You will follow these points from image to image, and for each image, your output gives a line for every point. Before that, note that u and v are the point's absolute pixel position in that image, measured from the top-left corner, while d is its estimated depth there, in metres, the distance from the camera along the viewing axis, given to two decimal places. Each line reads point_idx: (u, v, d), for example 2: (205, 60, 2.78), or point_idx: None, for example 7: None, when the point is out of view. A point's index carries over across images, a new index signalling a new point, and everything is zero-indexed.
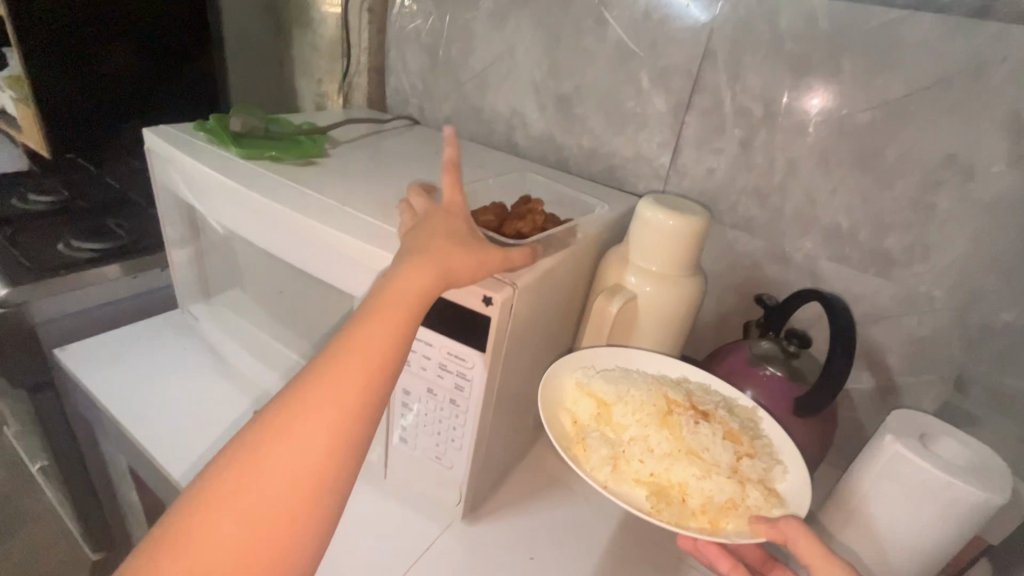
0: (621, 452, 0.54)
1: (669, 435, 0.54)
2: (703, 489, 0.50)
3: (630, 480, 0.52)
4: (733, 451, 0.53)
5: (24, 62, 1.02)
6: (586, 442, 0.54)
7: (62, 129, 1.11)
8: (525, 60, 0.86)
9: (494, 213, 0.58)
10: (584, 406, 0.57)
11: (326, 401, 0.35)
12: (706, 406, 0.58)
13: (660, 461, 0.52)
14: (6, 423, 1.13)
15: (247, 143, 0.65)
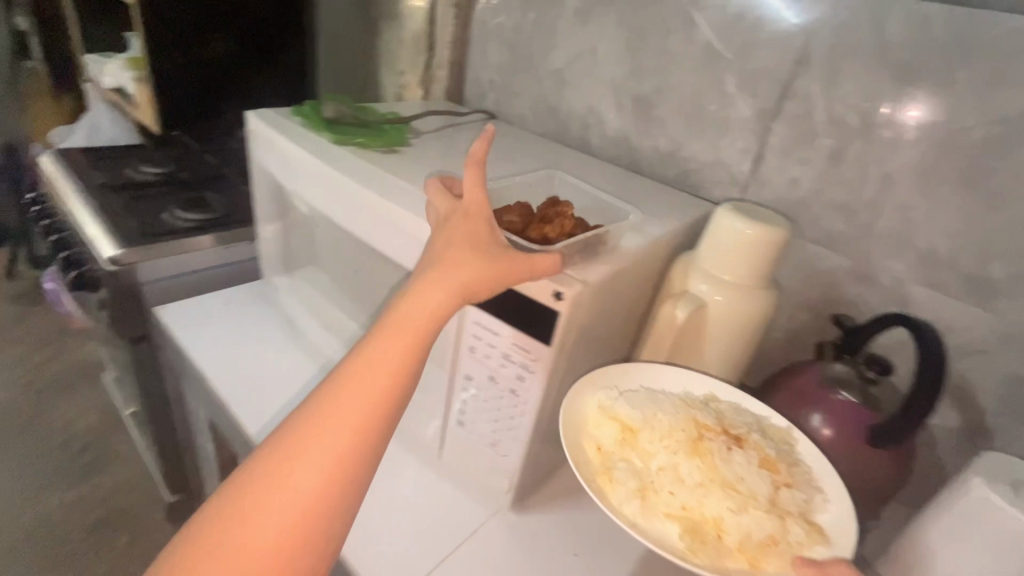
0: (650, 483, 0.52)
1: (700, 463, 0.52)
2: (740, 524, 0.49)
3: (660, 514, 0.50)
4: (771, 481, 0.52)
5: (146, 46, 1.13)
6: (613, 473, 0.52)
7: (172, 109, 1.22)
8: (606, 59, 0.86)
9: (519, 216, 0.55)
10: (607, 431, 0.55)
11: (336, 417, 0.37)
12: (739, 430, 0.56)
13: (692, 492, 0.51)
14: (107, 369, 1.26)
15: (338, 129, 0.69)
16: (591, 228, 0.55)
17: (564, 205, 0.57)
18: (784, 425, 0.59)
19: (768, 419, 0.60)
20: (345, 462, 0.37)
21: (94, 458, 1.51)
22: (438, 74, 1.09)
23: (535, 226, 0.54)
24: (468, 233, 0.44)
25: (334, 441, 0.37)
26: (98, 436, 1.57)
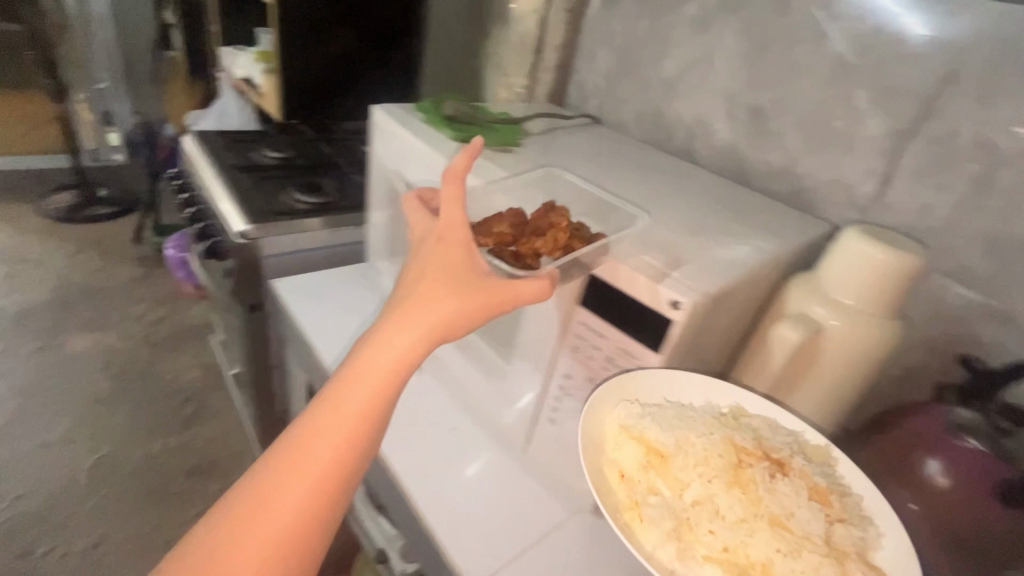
0: (685, 520, 0.47)
1: (741, 494, 0.47)
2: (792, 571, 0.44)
3: (699, 557, 0.46)
4: (825, 518, 0.47)
5: (279, 41, 1.23)
6: (643, 509, 0.48)
7: (294, 99, 1.34)
8: (722, 69, 0.84)
9: (510, 229, 0.56)
10: (630, 453, 0.51)
11: (312, 451, 0.39)
12: (781, 453, 0.51)
13: (734, 530, 0.46)
14: (217, 331, 1.39)
15: (457, 128, 0.72)
16: (588, 238, 0.55)
17: (560, 214, 0.57)
18: (821, 442, 0.55)
19: (804, 433, 0.56)
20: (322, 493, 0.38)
21: (196, 410, 1.68)
22: (543, 76, 1.11)
23: (524, 241, 0.55)
24: (444, 257, 0.43)
25: (310, 475, 0.38)
26: (201, 391, 1.74)
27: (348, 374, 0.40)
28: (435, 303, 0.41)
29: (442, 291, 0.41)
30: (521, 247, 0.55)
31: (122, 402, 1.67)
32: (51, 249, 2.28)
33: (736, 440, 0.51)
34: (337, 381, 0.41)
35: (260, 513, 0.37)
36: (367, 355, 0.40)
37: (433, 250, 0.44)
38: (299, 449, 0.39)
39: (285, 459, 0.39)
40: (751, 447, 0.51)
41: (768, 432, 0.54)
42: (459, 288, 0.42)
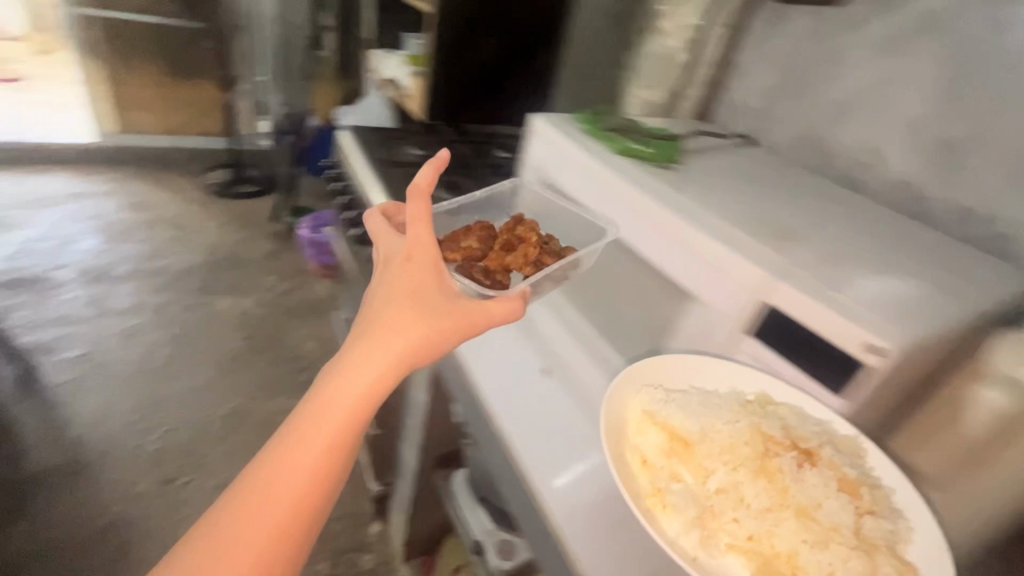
0: (709, 508, 0.49)
1: (767, 484, 0.49)
2: (821, 562, 0.44)
3: (723, 544, 0.47)
4: (853, 510, 0.48)
5: (433, 49, 1.32)
6: (667, 496, 0.49)
7: (439, 101, 1.41)
8: (907, 95, 0.77)
9: (478, 245, 0.71)
10: (652, 439, 0.54)
11: (302, 450, 0.46)
12: (810, 444, 0.53)
13: (759, 519, 0.47)
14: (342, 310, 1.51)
15: (619, 142, 0.73)
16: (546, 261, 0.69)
17: (529, 235, 0.71)
18: (852, 432, 0.55)
19: (834, 424, 0.55)
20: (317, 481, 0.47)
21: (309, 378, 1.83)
22: (689, 92, 1.08)
23: (491, 256, 0.69)
24: (419, 279, 0.51)
25: (301, 471, 0.46)
26: (315, 362, 1.90)
27: (330, 382, 0.47)
28: (411, 324, 0.49)
29: (420, 312, 0.49)
30: (486, 261, 0.69)
31: (252, 361, 1.87)
32: (205, 219, 2.59)
33: (763, 429, 0.53)
34: (320, 391, 0.48)
35: (259, 503, 0.45)
36: (347, 370, 0.48)
37: (406, 273, 0.51)
38: (288, 447, 0.47)
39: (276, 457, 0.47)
40: (778, 437, 0.53)
41: (796, 416, 0.55)
42: (430, 307, 0.50)
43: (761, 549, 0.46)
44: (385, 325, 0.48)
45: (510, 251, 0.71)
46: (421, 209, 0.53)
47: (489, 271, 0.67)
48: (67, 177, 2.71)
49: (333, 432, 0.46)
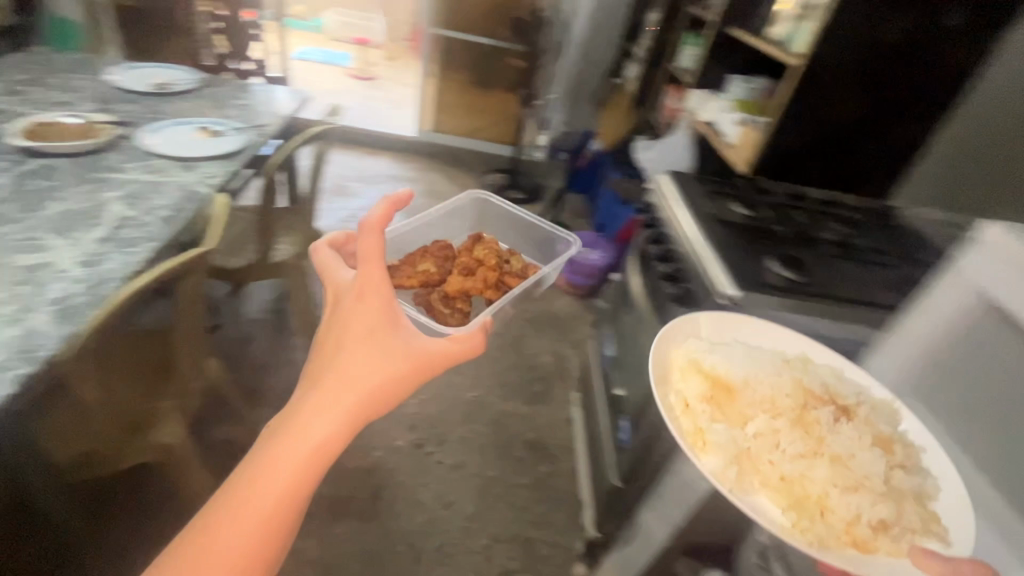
0: (748, 450, 0.65)
1: (804, 433, 0.69)
2: (845, 505, 0.59)
3: (764, 487, 0.61)
4: (885, 462, 0.64)
5: (785, 103, 1.25)
6: (708, 436, 0.65)
7: (770, 155, 1.31)
8: None
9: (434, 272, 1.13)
10: (694, 386, 0.72)
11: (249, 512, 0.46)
12: (847, 401, 0.73)
13: (794, 462, 0.64)
14: (604, 345, 1.49)
15: None
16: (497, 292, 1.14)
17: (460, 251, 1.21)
18: (884, 396, 0.74)
19: (871, 390, 0.75)
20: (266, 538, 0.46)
21: (545, 390, 1.89)
22: None
23: (449, 285, 1.13)
24: (374, 322, 0.49)
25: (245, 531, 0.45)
26: (551, 375, 1.96)
27: (275, 445, 0.46)
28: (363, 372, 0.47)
29: (372, 360, 0.47)
30: (448, 287, 1.13)
31: (498, 356, 2.01)
32: None
33: (805, 385, 0.74)
34: (263, 449, 0.47)
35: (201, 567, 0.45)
36: (291, 431, 0.46)
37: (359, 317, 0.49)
38: (233, 504, 0.46)
39: (219, 518, 0.46)
40: (818, 396, 0.73)
41: (835, 382, 0.75)
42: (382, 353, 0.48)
43: (793, 488, 0.61)
44: (326, 382, 0.46)
45: (468, 277, 1.16)
46: (374, 244, 0.51)
47: (446, 298, 1.11)
48: (386, 160, 3.27)
49: (273, 501, 0.46)
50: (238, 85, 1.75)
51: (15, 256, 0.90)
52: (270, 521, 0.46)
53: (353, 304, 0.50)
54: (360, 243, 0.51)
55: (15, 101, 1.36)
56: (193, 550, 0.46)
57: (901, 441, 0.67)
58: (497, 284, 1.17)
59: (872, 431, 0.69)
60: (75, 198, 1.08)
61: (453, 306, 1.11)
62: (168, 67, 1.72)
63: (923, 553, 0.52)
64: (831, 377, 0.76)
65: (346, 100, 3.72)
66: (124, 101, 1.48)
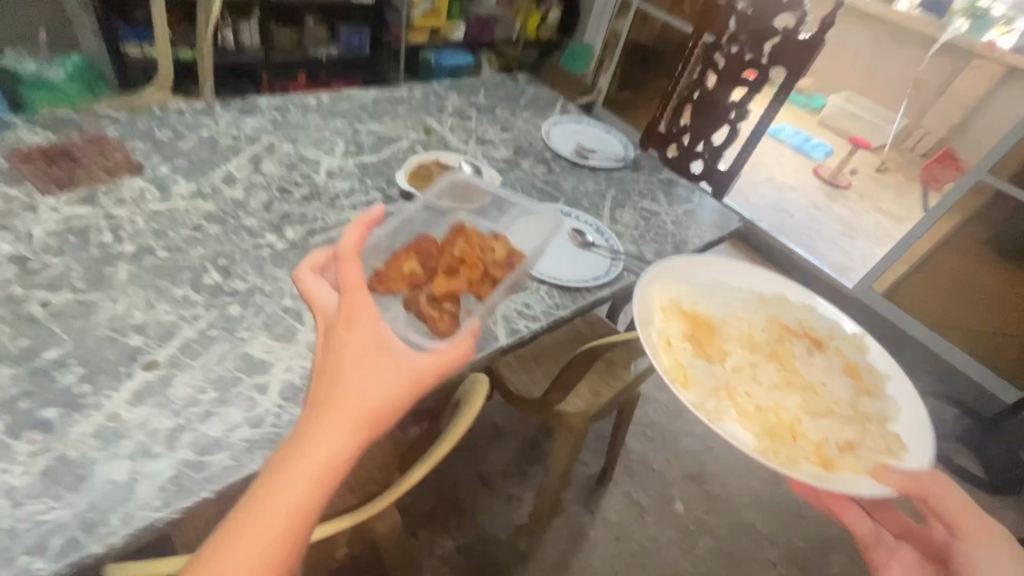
0: (729, 387, 0.85)
1: (777, 368, 0.91)
2: (813, 435, 0.81)
3: (753, 415, 0.82)
4: (853, 396, 0.90)
5: None
6: (688, 373, 0.84)
7: None
8: None
9: (419, 273, 0.86)
10: (674, 328, 0.91)
11: (277, 500, 0.49)
12: (818, 336, 1.00)
13: (768, 397, 0.86)
14: None
15: None
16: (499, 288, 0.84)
17: (456, 232, 0.93)
18: (858, 334, 1.01)
19: (838, 323, 1.05)
20: (298, 518, 0.49)
21: None
22: None
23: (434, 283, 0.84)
24: (366, 337, 0.57)
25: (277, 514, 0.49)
26: None
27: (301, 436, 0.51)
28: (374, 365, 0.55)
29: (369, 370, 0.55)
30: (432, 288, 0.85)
31: None
32: None
33: (778, 324, 1.00)
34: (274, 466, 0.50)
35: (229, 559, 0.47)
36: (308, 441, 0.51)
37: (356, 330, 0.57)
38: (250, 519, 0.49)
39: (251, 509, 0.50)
40: (791, 333, 0.99)
41: (811, 322, 1.01)
42: (382, 356, 0.56)
43: (766, 417, 0.82)
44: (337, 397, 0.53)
45: (452, 275, 0.87)
46: (355, 273, 0.61)
47: (433, 300, 0.83)
48: None
49: (294, 499, 0.49)
50: (664, 180, 1.35)
51: (255, 335, 0.72)
52: (292, 525, 0.49)
53: (349, 325, 0.57)
54: (343, 271, 0.61)
55: (453, 126, 1.32)
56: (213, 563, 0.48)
57: (867, 371, 0.95)
58: (485, 278, 0.87)
59: (839, 362, 0.97)
60: (381, 274, 0.87)
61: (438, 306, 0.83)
62: (608, 131, 1.46)
63: (887, 471, 0.68)
64: (805, 317, 1.04)
65: (789, 202, 3.01)
66: (537, 159, 1.29)
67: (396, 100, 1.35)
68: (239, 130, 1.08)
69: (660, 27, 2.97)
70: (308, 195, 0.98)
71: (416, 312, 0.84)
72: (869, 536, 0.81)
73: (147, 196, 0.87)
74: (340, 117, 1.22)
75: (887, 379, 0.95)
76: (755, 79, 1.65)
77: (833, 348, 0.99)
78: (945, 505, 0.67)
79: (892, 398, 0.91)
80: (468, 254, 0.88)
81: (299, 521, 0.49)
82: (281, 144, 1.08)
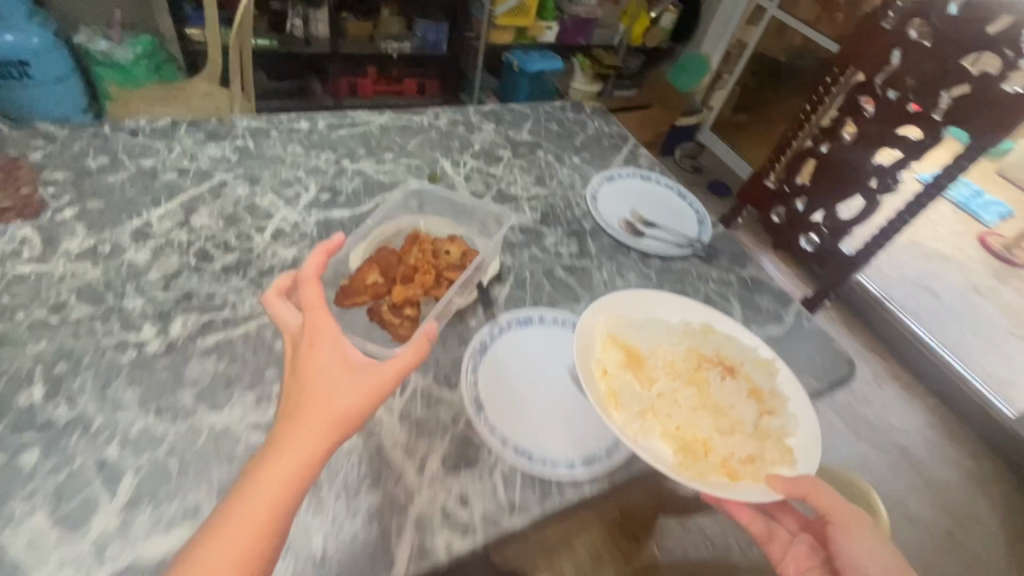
0: (651, 408, 0.69)
1: (694, 388, 0.75)
2: (723, 448, 0.67)
3: (664, 435, 0.67)
4: (757, 410, 0.73)
5: None
6: (618, 397, 0.69)
7: None
8: None
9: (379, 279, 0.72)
10: (613, 356, 0.73)
11: (247, 516, 0.45)
12: (733, 361, 0.79)
13: (685, 414, 0.71)
14: None
15: None
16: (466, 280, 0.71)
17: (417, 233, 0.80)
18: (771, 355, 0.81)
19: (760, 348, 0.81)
20: (265, 536, 0.45)
21: None
22: None
23: (396, 291, 0.71)
24: (331, 354, 0.52)
25: (248, 534, 0.44)
26: None
27: (271, 453, 0.47)
28: (340, 374, 0.50)
29: (335, 378, 0.50)
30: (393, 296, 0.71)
31: None
32: None
33: (699, 350, 0.80)
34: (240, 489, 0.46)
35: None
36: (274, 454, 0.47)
37: (319, 347, 0.51)
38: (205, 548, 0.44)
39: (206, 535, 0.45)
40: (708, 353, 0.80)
41: (728, 343, 0.81)
42: (345, 372, 0.50)
43: (682, 436, 0.68)
44: (303, 409, 0.49)
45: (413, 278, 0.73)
46: (314, 292, 0.56)
47: (395, 309, 0.70)
48: (919, 409, 1.90)
49: (256, 519, 0.45)
50: (745, 280, 0.96)
51: (31, 511, 0.50)
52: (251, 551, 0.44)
53: (313, 343, 0.52)
54: (303, 291, 0.56)
55: (470, 173, 1.03)
56: None
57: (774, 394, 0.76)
58: (448, 279, 0.74)
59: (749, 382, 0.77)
60: (272, 412, 0.61)
61: (406, 313, 0.70)
62: (681, 195, 1.09)
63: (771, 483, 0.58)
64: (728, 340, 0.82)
65: (936, 278, 2.35)
66: (569, 232, 0.96)
67: (410, 130, 1.08)
68: (192, 162, 0.88)
69: (800, 40, 2.42)
70: (230, 266, 0.75)
71: (381, 324, 0.70)
72: (762, 530, 0.70)
73: (22, 254, 0.69)
74: (329, 150, 0.98)
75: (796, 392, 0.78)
76: (922, 136, 1.17)
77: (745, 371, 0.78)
78: (821, 501, 0.64)
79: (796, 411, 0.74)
80: (432, 253, 0.75)
81: (269, 539, 0.45)
82: (234, 185, 0.87)
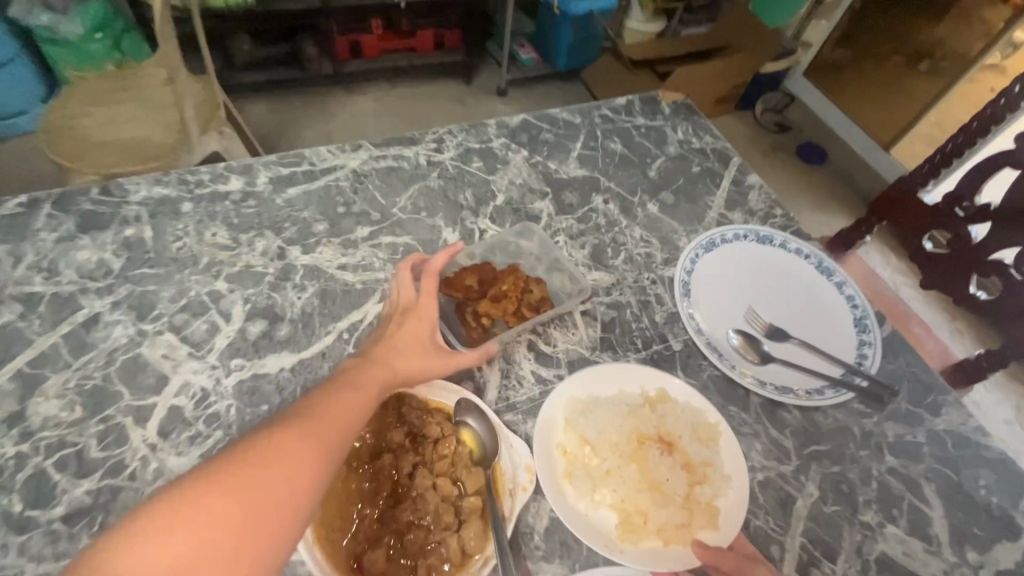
0: (602, 477, 0.51)
1: (654, 441, 0.54)
2: (664, 514, 0.50)
3: (605, 504, 0.50)
4: (688, 478, 0.52)
5: None
6: (568, 472, 0.51)
7: None
8: None
9: (477, 283, 0.60)
10: (570, 438, 0.53)
11: (292, 464, 0.40)
12: (674, 432, 0.54)
13: (633, 475, 0.52)
14: None
15: None
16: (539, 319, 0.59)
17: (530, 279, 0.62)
18: (715, 420, 0.56)
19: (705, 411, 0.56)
20: (295, 503, 0.39)
21: None
22: None
23: (488, 302, 0.59)
24: (422, 329, 0.52)
25: (284, 487, 0.38)
26: None
27: (338, 393, 0.46)
28: (423, 342, 0.52)
29: (411, 346, 0.51)
30: (484, 301, 0.59)
31: None
32: None
33: (643, 425, 0.55)
34: (292, 418, 0.43)
35: (182, 530, 0.34)
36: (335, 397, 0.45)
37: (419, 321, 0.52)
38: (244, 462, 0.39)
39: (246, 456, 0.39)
40: (657, 407, 0.56)
41: (672, 412, 0.56)
42: (431, 358, 0.51)
43: (627, 504, 0.50)
44: (376, 364, 0.49)
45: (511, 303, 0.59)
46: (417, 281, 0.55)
47: (474, 314, 0.58)
48: None
49: (305, 448, 0.41)
50: (940, 439, 0.58)
51: None
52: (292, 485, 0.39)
53: (412, 312, 0.53)
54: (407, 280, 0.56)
55: (489, 249, 0.65)
56: (159, 520, 0.34)
57: (708, 466, 0.53)
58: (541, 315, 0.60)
59: (685, 443, 0.54)
60: None
61: (482, 329, 0.58)
62: (823, 270, 0.68)
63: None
64: (678, 408, 0.56)
65: None
66: (647, 362, 0.60)
67: (398, 177, 0.71)
68: (49, 281, 0.56)
69: None
70: (81, 507, 0.45)
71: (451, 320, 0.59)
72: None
73: None
74: (270, 232, 0.63)
75: (732, 458, 0.53)
76: None
77: (684, 440, 0.54)
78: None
79: (730, 479, 0.52)
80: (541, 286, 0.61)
81: (293, 506, 0.38)
82: (111, 321, 0.54)
